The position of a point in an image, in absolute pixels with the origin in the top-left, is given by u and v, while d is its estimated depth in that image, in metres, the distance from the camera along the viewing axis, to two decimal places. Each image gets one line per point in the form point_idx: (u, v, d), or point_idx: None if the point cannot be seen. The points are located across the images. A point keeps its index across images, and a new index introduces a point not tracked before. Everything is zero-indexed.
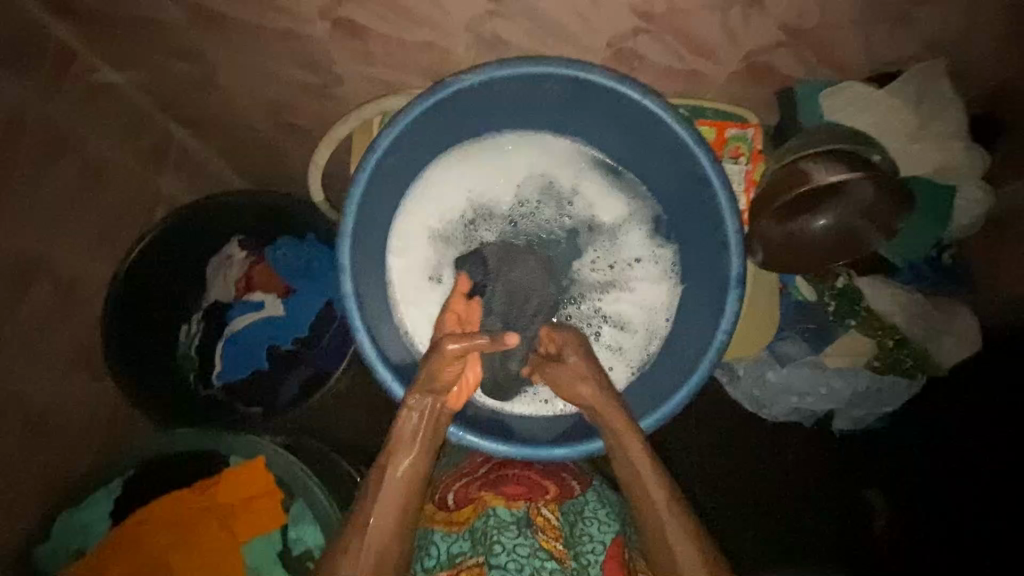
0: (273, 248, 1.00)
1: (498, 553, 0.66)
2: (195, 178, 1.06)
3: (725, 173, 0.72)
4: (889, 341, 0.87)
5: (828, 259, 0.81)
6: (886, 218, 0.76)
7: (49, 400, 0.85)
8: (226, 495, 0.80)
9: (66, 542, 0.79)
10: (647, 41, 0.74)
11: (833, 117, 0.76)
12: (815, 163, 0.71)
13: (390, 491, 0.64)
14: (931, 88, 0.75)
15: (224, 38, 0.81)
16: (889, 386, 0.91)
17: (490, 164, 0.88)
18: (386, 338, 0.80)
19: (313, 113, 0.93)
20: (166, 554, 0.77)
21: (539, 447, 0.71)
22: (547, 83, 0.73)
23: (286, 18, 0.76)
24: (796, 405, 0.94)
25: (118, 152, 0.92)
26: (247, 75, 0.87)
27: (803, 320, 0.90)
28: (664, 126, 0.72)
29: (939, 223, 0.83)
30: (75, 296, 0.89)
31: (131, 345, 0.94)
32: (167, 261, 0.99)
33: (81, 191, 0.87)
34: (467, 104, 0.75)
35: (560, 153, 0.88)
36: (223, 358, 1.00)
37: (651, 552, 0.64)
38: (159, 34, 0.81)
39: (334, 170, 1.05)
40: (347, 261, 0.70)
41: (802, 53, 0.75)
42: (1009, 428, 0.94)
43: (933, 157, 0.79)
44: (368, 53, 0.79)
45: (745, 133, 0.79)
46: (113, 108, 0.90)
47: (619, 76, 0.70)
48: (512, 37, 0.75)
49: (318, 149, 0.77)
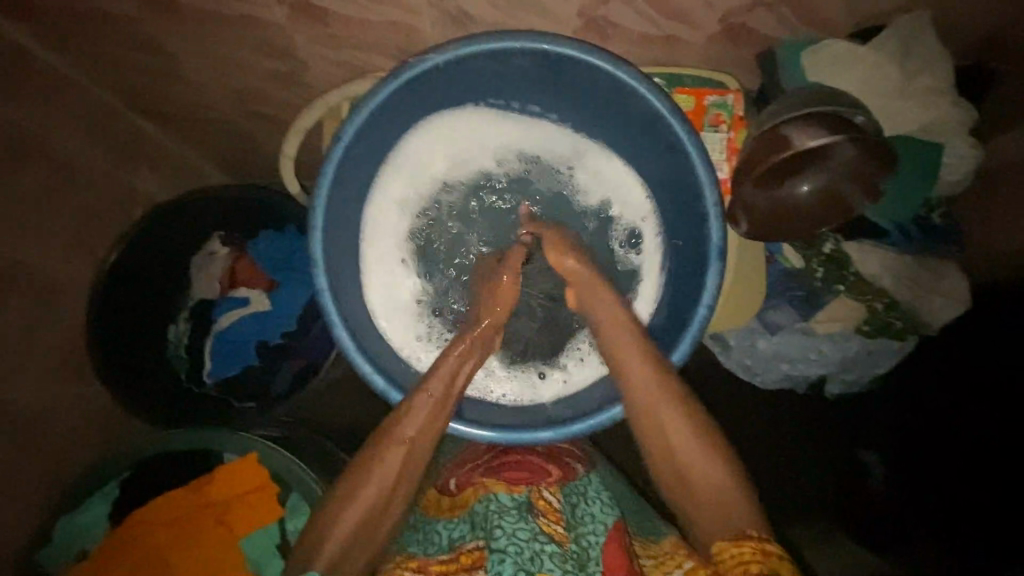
0: (253, 243, 1.00)
1: (498, 537, 0.65)
2: (172, 173, 1.06)
3: (701, 142, 0.70)
4: (879, 305, 0.86)
5: (813, 223, 0.79)
6: (871, 176, 0.74)
7: (40, 404, 0.87)
8: (226, 489, 0.81)
9: (66, 544, 0.80)
10: (619, 9, 0.71)
11: (815, 78, 0.74)
12: (795, 128, 0.70)
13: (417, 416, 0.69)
14: (917, 40, 0.72)
15: (180, 26, 0.78)
16: (880, 349, 0.90)
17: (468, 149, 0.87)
18: (367, 333, 0.79)
19: (284, 100, 0.91)
20: (166, 553, 0.78)
21: (523, 431, 0.71)
22: (514, 59, 0.70)
23: (244, 4, 0.73)
24: (788, 371, 0.93)
25: (86, 150, 0.90)
26: (212, 65, 0.85)
27: (791, 287, 0.88)
28: (638, 96, 0.70)
29: (926, 184, 0.81)
30: (58, 301, 0.89)
31: (120, 347, 0.95)
32: (153, 258, 0.98)
33: (53, 195, 0.86)
34: (435, 85, 0.73)
35: (542, 131, 0.86)
36: (213, 355, 1.00)
37: (645, 427, 0.69)
38: (113, 26, 0.78)
39: (310, 156, 1.03)
40: (320, 255, 0.71)
41: (781, 11, 0.72)
42: (987, 401, 0.91)
43: (919, 115, 0.77)
44: (332, 35, 0.77)
45: (726, 99, 0.77)
46: (77, 105, 0.88)
47: (587, 47, 0.67)
48: (477, 10, 0.72)
49: (287, 140, 0.76)
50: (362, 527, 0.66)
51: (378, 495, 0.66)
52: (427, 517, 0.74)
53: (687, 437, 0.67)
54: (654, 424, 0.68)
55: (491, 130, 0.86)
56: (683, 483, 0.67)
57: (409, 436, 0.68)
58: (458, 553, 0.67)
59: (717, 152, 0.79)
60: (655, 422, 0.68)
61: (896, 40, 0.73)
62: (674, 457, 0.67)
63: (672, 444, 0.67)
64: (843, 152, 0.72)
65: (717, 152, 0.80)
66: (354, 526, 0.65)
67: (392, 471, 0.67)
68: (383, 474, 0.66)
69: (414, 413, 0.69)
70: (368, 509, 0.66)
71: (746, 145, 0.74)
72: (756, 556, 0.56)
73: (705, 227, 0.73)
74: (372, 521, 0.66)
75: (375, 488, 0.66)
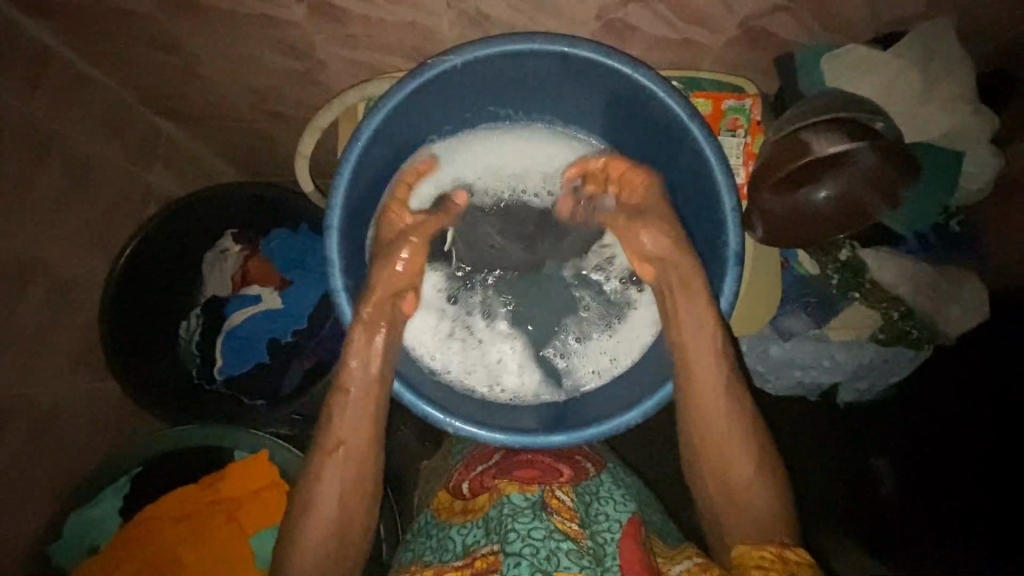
0: (266, 240, 1.01)
1: (513, 540, 0.64)
2: (185, 171, 1.06)
3: (720, 148, 0.69)
4: (895, 312, 0.86)
5: (828, 231, 0.78)
6: (891, 185, 0.74)
7: (55, 399, 0.88)
8: (239, 486, 0.82)
9: (79, 540, 0.82)
10: (638, 12, 0.71)
11: (834, 83, 0.74)
12: (814, 133, 0.70)
13: (351, 411, 0.70)
14: (940, 46, 0.71)
15: (200, 24, 0.78)
16: (894, 359, 0.89)
17: (497, 164, 0.90)
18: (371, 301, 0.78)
19: (299, 99, 0.91)
20: (176, 547, 0.78)
21: (536, 434, 0.71)
22: (533, 61, 0.70)
23: (263, 4, 0.73)
24: (801, 378, 0.92)
25: (104, 147, 0.91)
26: (230, 65, 0.85)
27: (804, 294, 0.87)
28: (657, 101, 0.69)
29: (944, 191, 0.80)
30: (72, 297, 0.90)
31: (134, 344, 0.95)
32: (167, 254, 0.99)
33: (70, 192, 0.87)
34: (454, 85, 0.73)
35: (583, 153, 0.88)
36: (223, 352, 1.00)
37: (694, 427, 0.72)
38: (134, 27, 0.79)
39: (323, 154, 1.03)
40: (336, 254, 0.71)
41: (801, 16, 0.72)
42: None
43: (939, 120, 0.76)
44: (350, 35, 0.77)
45: (743, 104, 0.77)
46: (96, 103, 0.89)
47: (607, 50, 0.67)
48: (495, 12, 0.72)
49: (302, 139, 0.76)
50: (325, 546, 0.67)
51: (336, 512, 0.68)
52: (440, 526, 0.73)
53: (739, 446, 0.70)
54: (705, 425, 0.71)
55: (523, 148, 0.89)
56: (718, 482, 0.70)
57: (351, 434, 0.70)
58: (471, 559, 0.66)
59: (734, 156, 0.78)
60: (706, 428, 0.70)
61: (919, 45, 0.72)
62: (718, 459, 0.70)
63: (723, 448, 0.70)
64: (864, 160, 0.71)
65: (734, 157, 0.79)
66: (329, 528, 0.67)
67: (337, 480, 0.68)
68: (331, 488, 0.68)
69: (344, 417, 0.70)
70: (326, 528, 0.67)
71: (764, 150, 0.74)
72: (778, 562, 0.60)
73: (722, 232, 0.72)
74: (344, 517, 0.68)
75: (330, 497, 0.68)
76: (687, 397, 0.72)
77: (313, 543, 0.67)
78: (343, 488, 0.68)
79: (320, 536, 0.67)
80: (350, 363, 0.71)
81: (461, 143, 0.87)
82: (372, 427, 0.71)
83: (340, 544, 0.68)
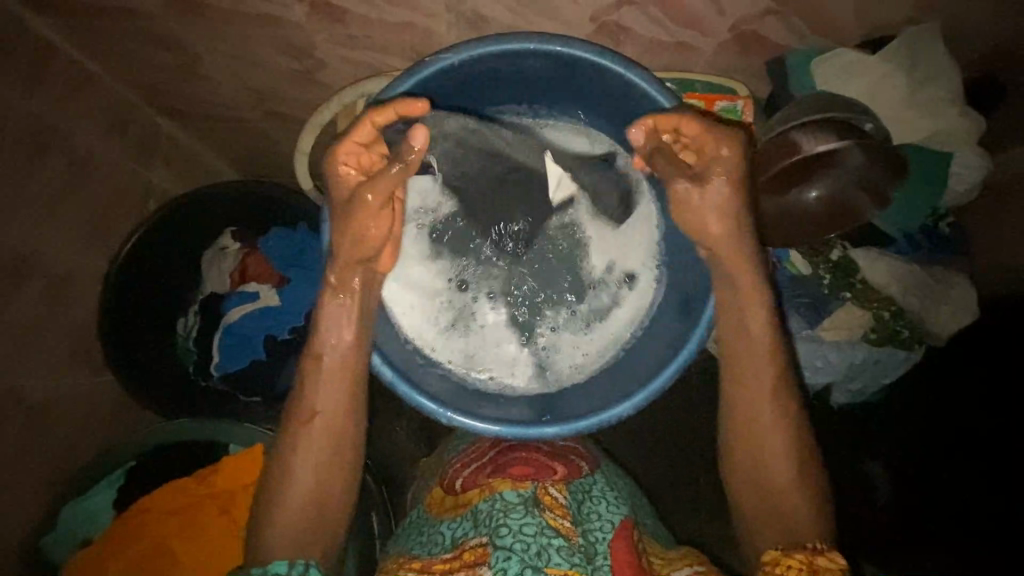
0: (263, 239, 1.01)
1: (504, 535, 0.64)
2: (185, 168, 1.07)
3: (711, 145, 0.71)
4: (886, 312, 0.86)
5: (819, 230, 0.79)
6: (879, 187, 0.75)
7: (52, 391, 0.88)
8: (232, 480, 0.82)
9: (73, 532, 0.82)
10: (632, 14, 0.72)
11: (825, 87, 0.76)
12: (806, 133, 0.71)
13: (329, 379, 0.69)
14: (928, 50, 0.73)
15: (202, 23, 0.80)
16: (886, 358, 0.89)
17: None
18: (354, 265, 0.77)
19: (299, 99, 0.92)
20: (167, 540, 0.79)
21: (528, 426, 0.71)
22: (528, 60, 0.72)
23: (265, 4, 0.75)
24: (795, 379, 0.92)
25: (106, 143, 0.92)
26: (230, 64, 0.87)
27: (797, 294, 0.88)
28: (649, 99, 0.71)
29: (934, 194, 0.82)
30: (70, 290, 0.91)
31: (133, 340, 0.97)
32: (169, 250, 1.00)
33: (69, 185, 0.88)
34: (451, 83, 0.74)
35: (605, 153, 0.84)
36: (220, 349, 0.99)
37: (737, 422, 0.70)
38: (137, 24, 0.81)
39: (322, 155, 1.04)
40: (330, 246, 0.71)
41: (791, 20, 0.74)
42: (1001, 418, 0.91)
43: (927, 124, 0.78)
44: (350, 36, 0.78)
45: (736, 104, 0.77)
46: (99, 99, 0.90)
47: (600, 50, 0.68)
48: (493, 14, 0.74)
49: (302, 135, 0.77)
50: (306, 513, 0.67)
51: (313, 484, 0.68)
52: (433, 520, 0.74)
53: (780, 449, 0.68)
54: (749, 421, 0.69)
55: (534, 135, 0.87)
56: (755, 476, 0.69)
57: (328, 401, 0.68)
58: (460, 551, 0.66)
59: None
60: (747, 421, 0.69)
61: (906, 49, 0.73)
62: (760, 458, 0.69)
63: (763, 444, 0.68)
64: (853, 159, 0.73)
65: None
66: (307, 496, 0.67)
67: (317, 448, 0.68)
68: (309, 458, 0.68)
69: (320, 388, 0.69)
70: (303, 497, 0.67)
71: (756, 150, 0.75)
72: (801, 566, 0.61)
73: None
74: (326, 485, 0.68)
75: (309, 463, 0.67)
76: (732, 388, 0.70)
77: (293, 514, 0.66)
78: (321, 458, 0.68)
79: (299, 505, 0.67)
80: (325, 336, 0.70)
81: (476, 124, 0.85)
82: (350, 397, 0.70)
83: (320, 515, 0.68)
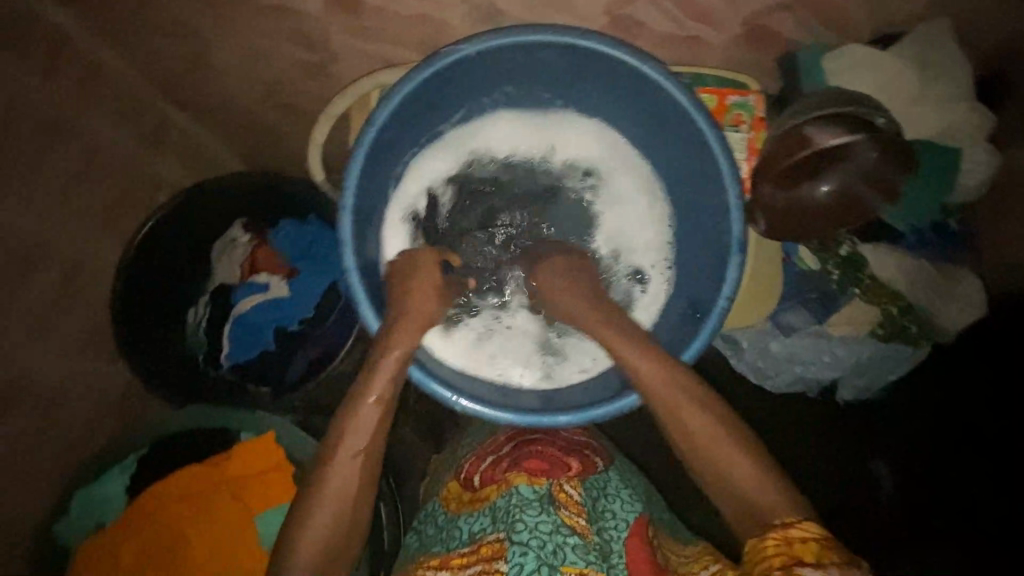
0: (274, 231, 1.01)
1: (520, 531, 0.64)
2: (193, 162, 1.06)
3: (726, 139, 0.71)
4: (894, 308, 0.87)
5: (830, 225, 0.79)
6: (889, 181, 0.76)
7: (62, 378, 0.89)
8: (244, 468, 0.83)
9: (84, 518, 0.82)
10: (645, 7, 0.73)
11: (835, 81, 0.76)
12: (817, 127, 0.73)
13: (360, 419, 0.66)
14: (934, 47, 0.75)
15: (217, 14, 0.81)
16: (893, 354, 0.89)
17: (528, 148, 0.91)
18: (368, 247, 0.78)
19: (311, 92, 0.93)
20: (180, 528, 0.79)
21: (541, 416, 0.72)
22: (543, 52, 0.72)
23: None
24: (801, 373, 0.93)
25: (117, 133, 0.92)
26: (244, 56, 0.88)
27: (803, 289, 0.88)
28: (664, 92, 0.71)
29: (943, 189, 0.81)
30: (81, 279, 0.91)
31: (144, 330, 0.97)
32: (181, 241, 1.01)
33: (82, 174, 0.88)
34: (466, 74, 0.75)
35: (609, 160, 0.90)
36: (230, 339, 1.00)
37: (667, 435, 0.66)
38: (153, 14, 0.82)
39: (332, 148, 1.05)
40: (347, 235, 0.71)
41: (802, 16, 0.74)
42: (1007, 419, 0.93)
43: (935, 120, 0.79)
44: (365, 28, 0.79)
45: (747, 99, 0.78)
46: (112, 89, 0.91)
47: (617, 42, 0.69)
48: (507, 6, 0.75)
49: (316, 125, 0.77)
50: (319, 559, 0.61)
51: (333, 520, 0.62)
52: (449, 518, 0.73)
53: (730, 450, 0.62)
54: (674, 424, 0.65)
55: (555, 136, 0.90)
56: (712, 475, 0.62)
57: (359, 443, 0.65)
58: (478, 545, 0.67)
59: (738, 151, 0.80)
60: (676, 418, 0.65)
61: (914, 45, 0.75)
62: (711, 457, 0.62)
63: (709, 449, 0.62)
64: (864, 155, 0.73)
65: (738, 151, 0.80)
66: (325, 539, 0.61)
67: (345, 486, 0.63)
68: (330, 505, 0.62)
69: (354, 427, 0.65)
70: (324, 537, 0.61)
71: (767, 144, 0.76)
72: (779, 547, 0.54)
73: (727, 220, 0.74)
74: (346, 528, 0.63)
75: (330, 508, 0.62)
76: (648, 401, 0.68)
77: (314, 542, 0.61)
78: (346, 501, 0.63)
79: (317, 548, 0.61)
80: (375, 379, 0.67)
81: (495, 122, 0.88)
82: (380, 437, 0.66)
83: (345, 537, 0.63)
